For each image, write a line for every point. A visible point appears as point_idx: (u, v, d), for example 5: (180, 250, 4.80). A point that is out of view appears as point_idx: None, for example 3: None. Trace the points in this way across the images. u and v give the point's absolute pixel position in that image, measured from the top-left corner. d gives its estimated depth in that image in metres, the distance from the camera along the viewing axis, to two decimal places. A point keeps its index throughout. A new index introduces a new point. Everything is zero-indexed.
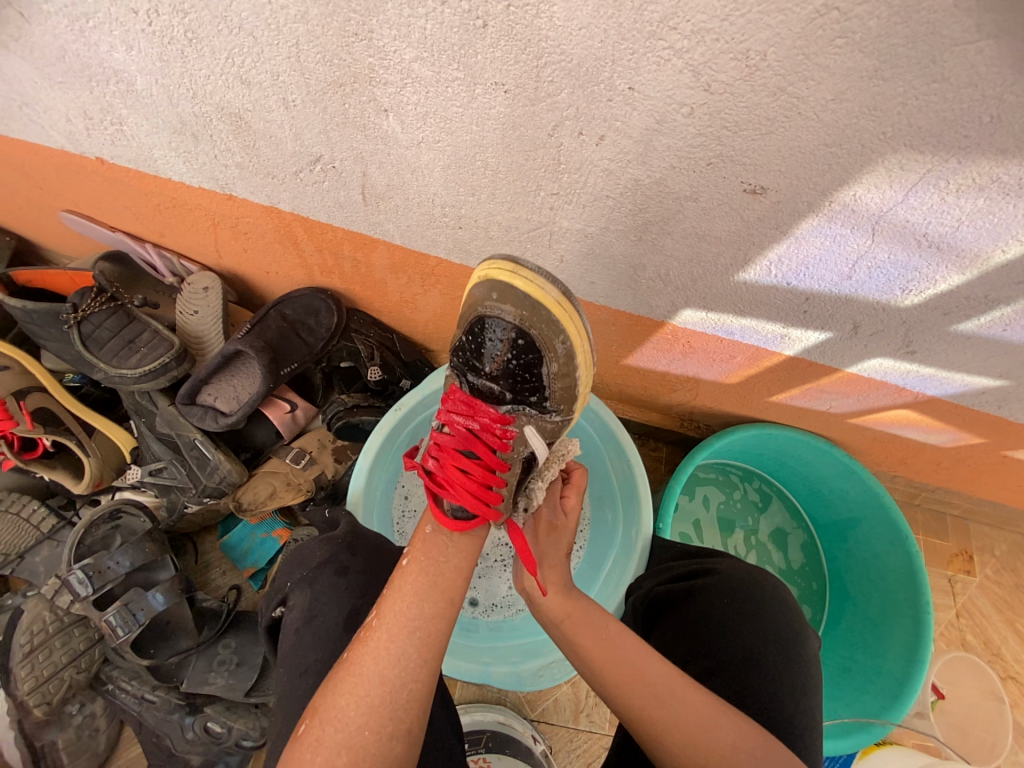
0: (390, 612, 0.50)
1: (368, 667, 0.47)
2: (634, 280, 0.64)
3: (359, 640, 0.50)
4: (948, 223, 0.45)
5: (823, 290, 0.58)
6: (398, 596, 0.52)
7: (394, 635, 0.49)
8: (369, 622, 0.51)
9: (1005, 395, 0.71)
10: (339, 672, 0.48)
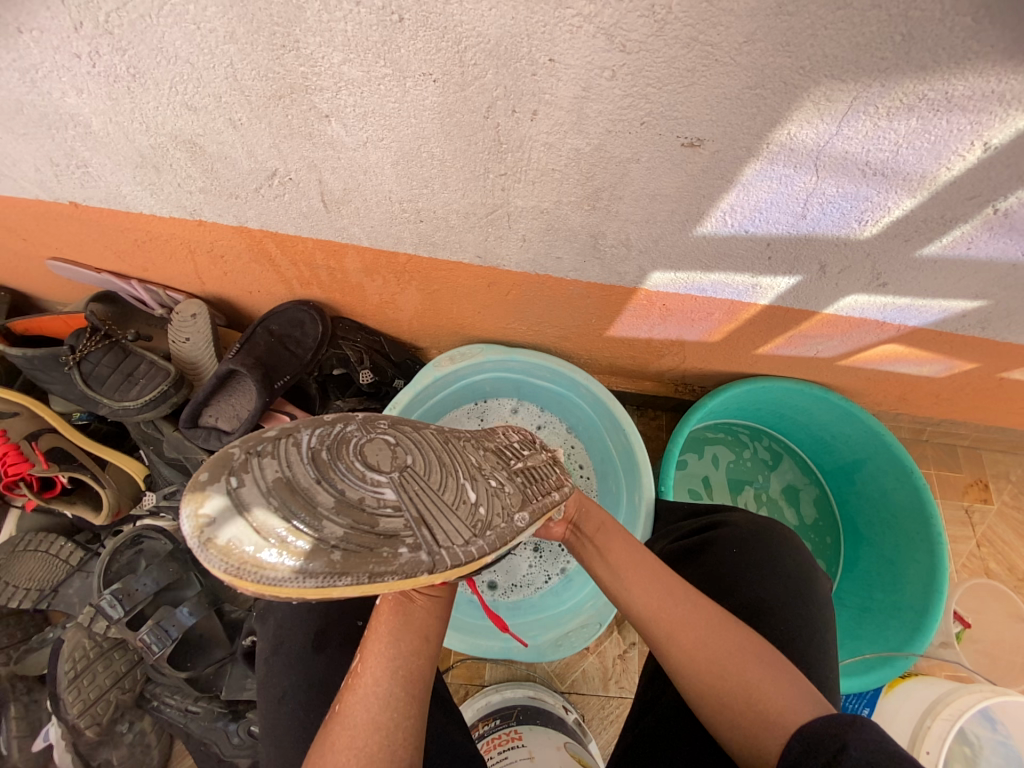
0: (373, 652, 0.54)
1: (361, 711, 0.50)
2: (597, 249, 0.65)
3: (348, 686, 0.53)
4: (887, 148, 0.45)
5: (782, 233, 0.58)
6: (381, 636, 0.55)
7: (380, 673, 0.52)
8: (355, 668, 0.54)
9: (986, 315, 0.71)
10: (332, 722, 0.50)
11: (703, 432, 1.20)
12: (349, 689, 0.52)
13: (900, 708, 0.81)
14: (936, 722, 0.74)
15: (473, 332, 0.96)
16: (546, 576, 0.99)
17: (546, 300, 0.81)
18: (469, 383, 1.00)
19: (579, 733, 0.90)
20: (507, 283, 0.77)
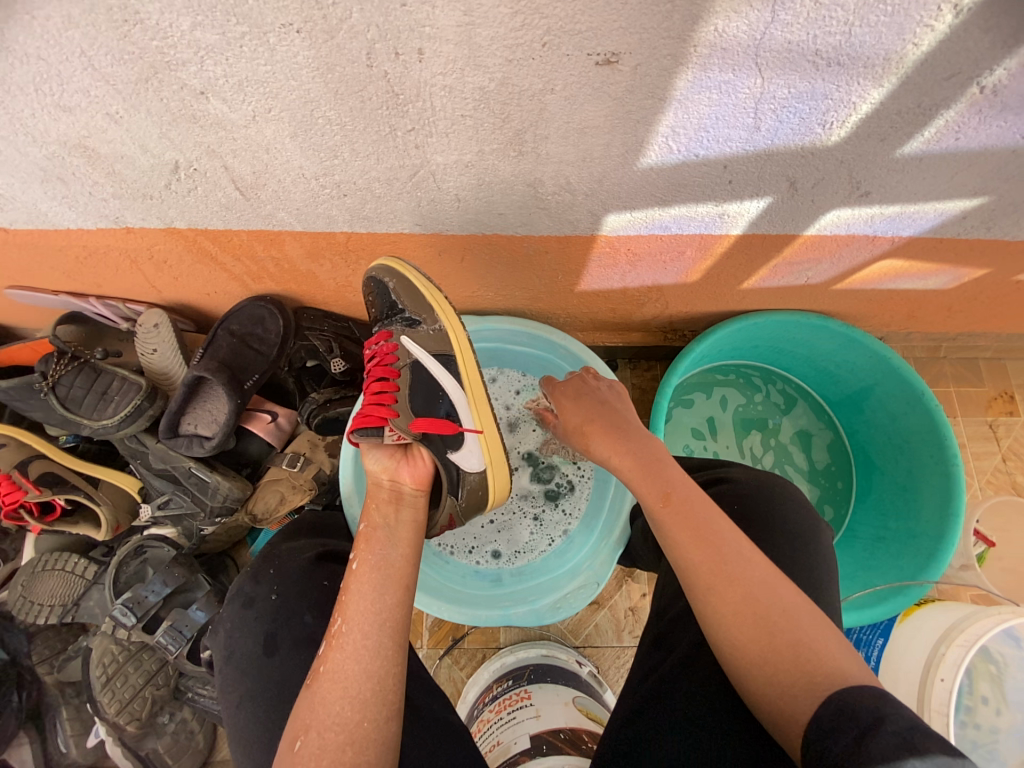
0: (350, 610, 0.57)
1: (348, 669, 0.53)
2: (541, 199, 0.59)
3: (326, 648, 0.55)
4: (835, 28, 0.38)
5: (738, 151, 0.51)
6: (357, 598, 0.57)
7: (362, 632, 0.55)
8: (334, 630, 0.56)
9: (989, 214, 0.63)
10: (318, 682, 0.53)
11: (705, 375, 1.14)
12: (330, 651, 0.55)
13: (914, 636, 0.78)
14: (950, 649, 0.71)
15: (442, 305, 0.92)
16: (550, 540, 0.99)
17: (506, 263, 0.76)
18: None
19: (595, 684, 0.92)
20: (459, 249, 0.72)
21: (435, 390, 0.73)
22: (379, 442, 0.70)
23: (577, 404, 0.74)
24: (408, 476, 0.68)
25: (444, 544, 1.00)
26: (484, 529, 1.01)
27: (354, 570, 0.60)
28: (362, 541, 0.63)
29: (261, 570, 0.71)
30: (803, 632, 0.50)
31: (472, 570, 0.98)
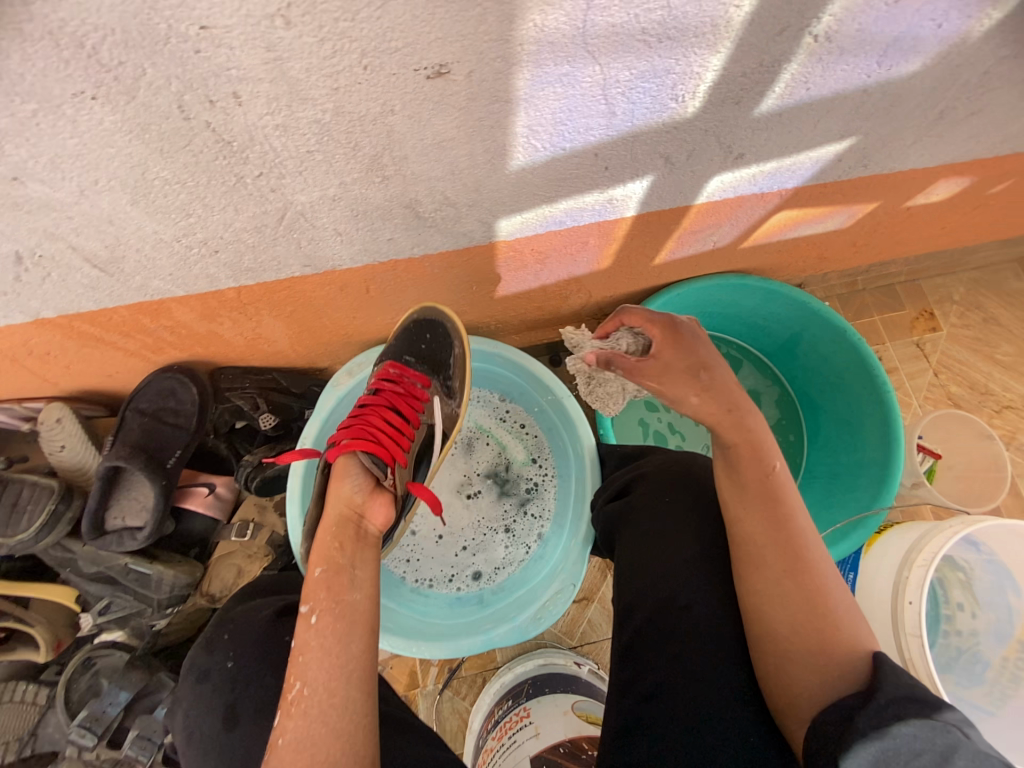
0: (310, 671, 0.52)
1: (313, 735, 0.48)
2: (425, 218, 0.58)
3: (285, 715, 0.50)
4: (655, 4, 0.37)
5: (604, 137, 0.51)
6: (317, 656, 0.52)
7: (327, 692, 0.50)
8: (294, 694, 0.51)
9: (861, 153, 0.65)
10: (281, 754, 0.48)
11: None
12: (288, 719, 0.50)
13: (880, 567, 0.79)
14: (913, 571, 0.73)
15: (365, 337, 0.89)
16: (527, 548, 0.99)
17: (416, 286, 0.74)
18: None
19: (597, 681, 0.91)
20: (361, 281, 0.70)
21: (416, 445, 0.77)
22: (359, 474, 0.67)
23: (677, 350, 0.63)
24: (376, 516, 0.65)
25: (420, 579, 0.98)
26: (458, 554, 1.00)
27: (313, 624, 0.54)
28: (314, 589, 0.57)
29: (214, 642, 0.68)
30: (854, 638, 0.48)
31: (454, 598, 0.97)
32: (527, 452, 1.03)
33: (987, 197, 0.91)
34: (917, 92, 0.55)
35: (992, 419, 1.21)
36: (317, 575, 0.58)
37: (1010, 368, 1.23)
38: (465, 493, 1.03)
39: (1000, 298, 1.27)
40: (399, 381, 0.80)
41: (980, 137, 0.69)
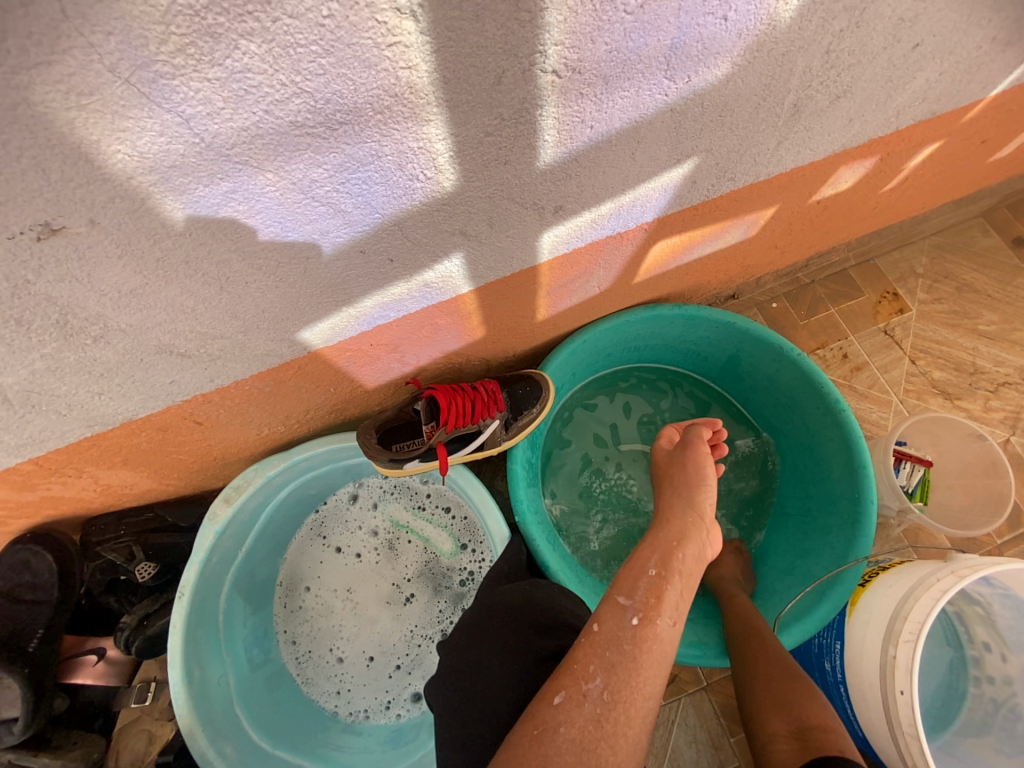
0: (615, 671, 0.43)
1: (606, 755, 0.39)
2: (196, 355, 0.49)
3: (556, 706, 0.41)
4: (276, 93, 0.28)
5: (355, 234, 0.41)
6: (628, 667, 0.44)
7: (626, 715, 0.41)
8: (588, 687, 0.42)
9: (718, 169, 0.54)
10: (553, 741, 0.39)
11: (591, 384, 0.97)
12: (576, 712, 0.40)
13: (866, 632, 0.65)
14: (900, 650, 0.59)
15: (241, 456, 0.80)
16: None
17: (257, 408, 0.65)
18: (264, 507, 0.83)
19: None
20: (184, 419, 0.61)
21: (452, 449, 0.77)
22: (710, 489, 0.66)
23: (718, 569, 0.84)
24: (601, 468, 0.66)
25: (355, 712, 0.86)
26: (393, 676, 0.88)
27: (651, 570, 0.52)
28: (641, 589, 0.50)
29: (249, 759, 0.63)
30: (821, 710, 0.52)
31: (393, 729, 0.85)
32: (454, 542, 0.92)
33: (909, 170, 0.79)
34: (745, 96, 0.45)
35: (989, 401, 1.04)
36: (653, 577, 0.51)
37: (1000, 338, 1.08)
38: (396, 603, 0.92)
39: (971, 261, 1.13)
40: (490, 393, 0.78)
41: (863, 120, 0.57)
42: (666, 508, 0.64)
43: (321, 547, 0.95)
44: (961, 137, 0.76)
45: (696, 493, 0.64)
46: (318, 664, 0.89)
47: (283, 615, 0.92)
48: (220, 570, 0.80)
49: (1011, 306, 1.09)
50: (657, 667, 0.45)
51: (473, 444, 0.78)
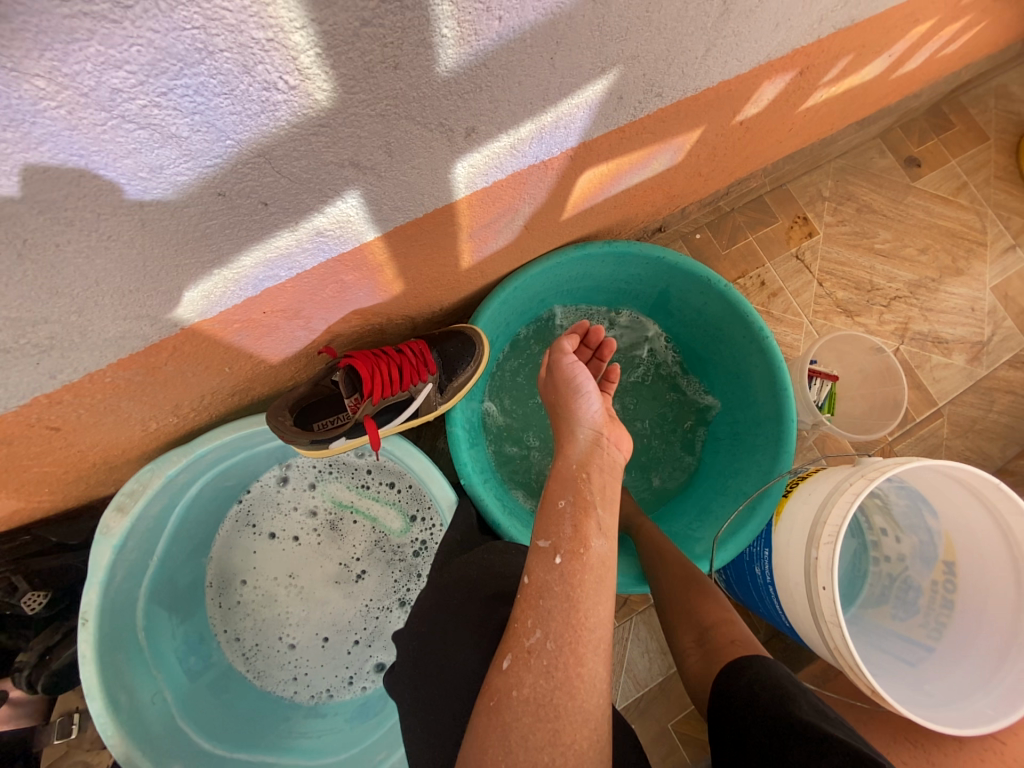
0: (554, 618, 0.40)
1: (565, 702, 0.37)
2: (19, 348, 0.38)
3: (506, 672, 0.39)
4: None
5: (204, 170, 0.31)
6: (568, 608, 0.41)
7: (575, 655, 0.39)
8: (531, 642, 0.39)
9: (643, 82, 0.48)
10: (508, 707, 0.38)
11: (524, 335, 0.92)
12: (525, 672, 0.38)
13: (790, 539, 0.71)
14: (820, 551, 0.65)
15: (130, 457, 0.68)
16: None
17: (133, 401, 0.54)
18: (172, 508, 0.73)
19: None
20: (33, 427, 0.49)
21: (385, 420, 0.71)
22: (590, 396, 0.59)
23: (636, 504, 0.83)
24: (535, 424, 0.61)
25: (317, 694, 0.83)
26: (353, 651, 0.85)
27: (569, 504, 0.47)
28: (561, 524, 0.45)
29: None
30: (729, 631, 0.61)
31: (360, 701, 0.82)
32: (403, 516, 0.88)
33: (823, 86, 0.78)
34: None
35: (883, 315, 1.13)
36: (565, 509, 0.47)
37: (892, 254, 1.16)
38: (346, 581, 0.87)
39: (870, 181, 1.18)
40: (418, 356, 0.71)
41: (788, 25, 0.53)
42: (559, 434, 0.58)
43: (252, 536, 0.87)
44: (872, 50, 0.75)
45: (577, 405, 0.58)
46: (269, 655, 0.84)
47: (220, 613, 0.84)
48: (130, 585, 0.70)
49: (901, 223, 1.18)
50: (596, 594, 0.42)
51: (407, 413, 0.72)
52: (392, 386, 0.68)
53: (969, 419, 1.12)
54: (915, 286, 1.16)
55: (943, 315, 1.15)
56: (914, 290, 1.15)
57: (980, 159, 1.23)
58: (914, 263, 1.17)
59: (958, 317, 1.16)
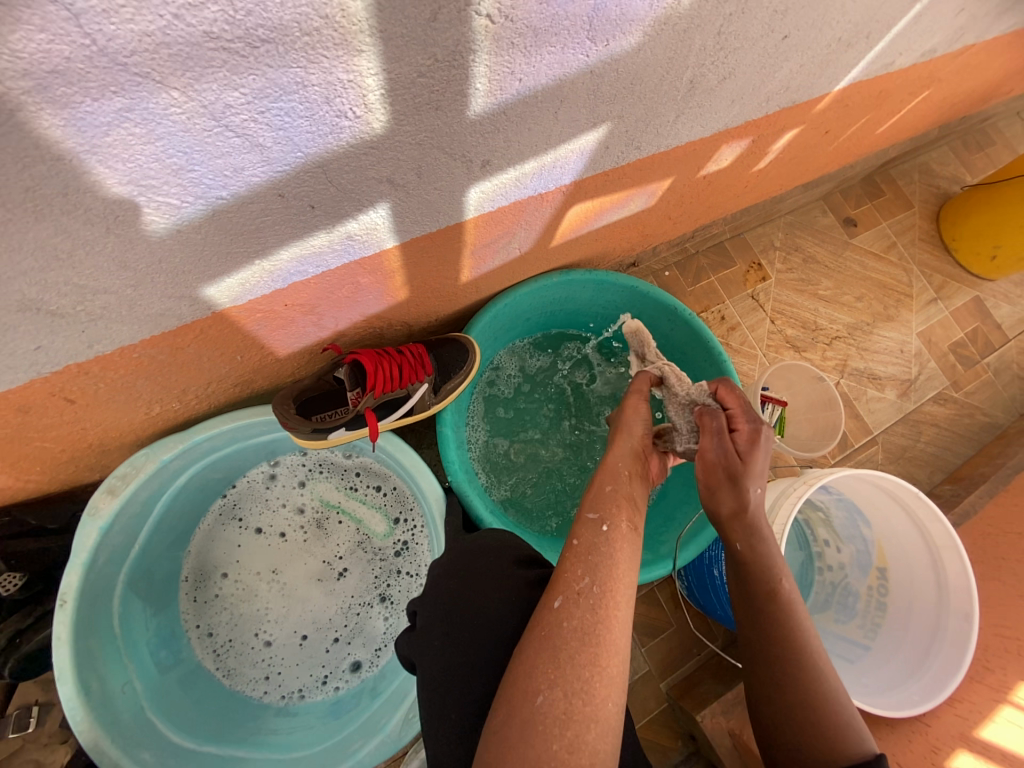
0: (600, 569, 0.45)
1: (603, 634, 0.42)
2: (73, 315, 0.42)
3: (557, 609, 0.43)
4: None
5: (274, 174, 0.38)
6: (610, 562, 0.46)
7: (613, 600, 0.44)
8: (581, 586, 0.44)
9: (625, 136, 0.59)
10: (559, 635, 0.41)
11: (506, 353, 1.00)
12: (574, 607, 0.43)
13: None
14: None
15: (125, 441, 0.70)
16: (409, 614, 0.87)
17: (147, 381, 0.58)
18: (161, 495, 0.74)
19: None
20: (52, 397, 0.52)
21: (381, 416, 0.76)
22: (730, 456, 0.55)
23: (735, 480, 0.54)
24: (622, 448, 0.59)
25: (288, 693, 0.83)
26: (330, 649, 0.85)
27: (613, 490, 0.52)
28: (607, 501, 0.51)
29: None
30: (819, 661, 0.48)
31: (333, 701, 0.83)
32: (387, 518, 0.91)
33: (773, 153, 0.92)
34: (652, 67, 0.49)
35: (826, 352, 1.28)
36: (611, 491, 0.52)
37: (833, 299, 1.32)
38: (328, 578, 0.88)
39: (814, 236, 1.35)
40: (415, 358, 0.77)
41: (742, 102, 0.66)
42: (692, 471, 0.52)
43: (236, 529, 0.88)
44: (812, 127, 0.90)
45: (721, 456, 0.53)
46: (241, 652, 0.84)
47: (195, 608, 0.84)
48: (111, 570, 0.70)
49: (840, 274, 1.34)
50: (631, 557, 0.48)
51: (401, 410, 0.77)
52: (390, 384, 0.74)
53: (900, 447, 1.26)
54: (852, 328, 1.31)
55: (876, 355, 1.31)
56: (851, 331, 1.31)
57: (904, 225, 1.43)
58: (851, 308, 1.33)
59: (889, 358, 1.31)
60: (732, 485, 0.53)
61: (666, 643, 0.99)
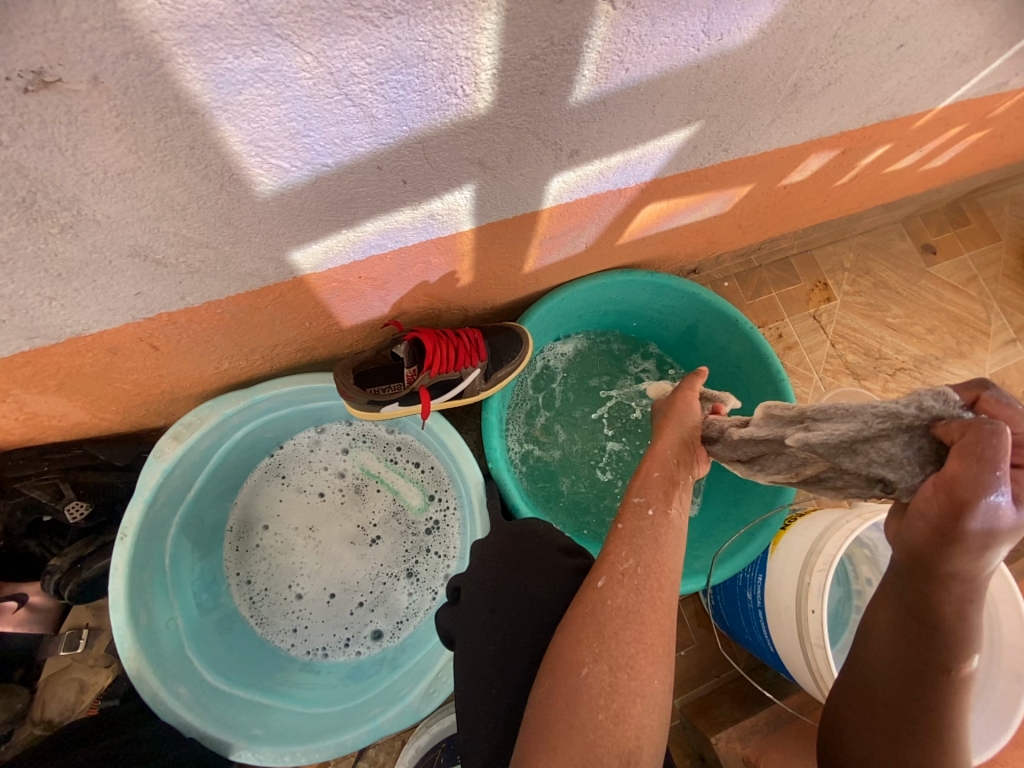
0: (644, 552, 0.45)
1: (648, 613, 0.42)
2: (174, 266, 0.45)
3: (600, 588, 0.44)
4: None
5: (378, 145, 0.38)
6: (656, 546, 0.45)
7: (657, 583, 0.44)
8: (624, 567, 0.44)
9: (716, 137, 0.57)
10: (603, 613, 0.42)
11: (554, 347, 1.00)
12: (618, 587, 0.43)
13: (784, 567, 0.76)
14: (814, 577, 0.70)
15: (193, 391, 0.73)
16: (433, 592, 0.89)
17: (223, 337, 0.60)
18: (217, 447, 0.78)
19: None
20: (140, 342, 0.55)
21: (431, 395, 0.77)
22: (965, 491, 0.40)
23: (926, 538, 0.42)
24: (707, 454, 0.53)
25: (312, 650, 0.86)
26: (356, 613, 0.88)
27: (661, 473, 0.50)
28: (651, 484, 0.49)
29: None
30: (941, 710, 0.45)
31: (354, 664, 0.85)
32: (422, 495, 0.92)
33: (860, 167, 0.88)
34: (759, 67, 0.47)
35: (888, 383, 1.21)
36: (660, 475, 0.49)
37: (902, 329, 1.25)
38: (361, 542, 0.91)
39: (888, 261, 1.28)
40: (470, 342, 0.77)
41: (842, 111, 0.63)
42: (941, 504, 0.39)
43: (280, 486, 0.91)
44: (907, 143, 0.85)
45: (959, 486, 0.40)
46: (274, 602, 0.87)
47: (236, 556, 0.88)
48: (167, 511, 0.75)
49: (913, 303, 1.27)
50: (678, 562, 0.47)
51: (452, 392, 0.78)
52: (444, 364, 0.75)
53: None
54: (920, 361, 1.24)
55: None
56: (918, 364, 1.24)
57: (991, 257, 1.33)
58: (921, 340, 1.25)
59: None
60: (983, 546, 0.39)
61: (686, 659, 0.97)
